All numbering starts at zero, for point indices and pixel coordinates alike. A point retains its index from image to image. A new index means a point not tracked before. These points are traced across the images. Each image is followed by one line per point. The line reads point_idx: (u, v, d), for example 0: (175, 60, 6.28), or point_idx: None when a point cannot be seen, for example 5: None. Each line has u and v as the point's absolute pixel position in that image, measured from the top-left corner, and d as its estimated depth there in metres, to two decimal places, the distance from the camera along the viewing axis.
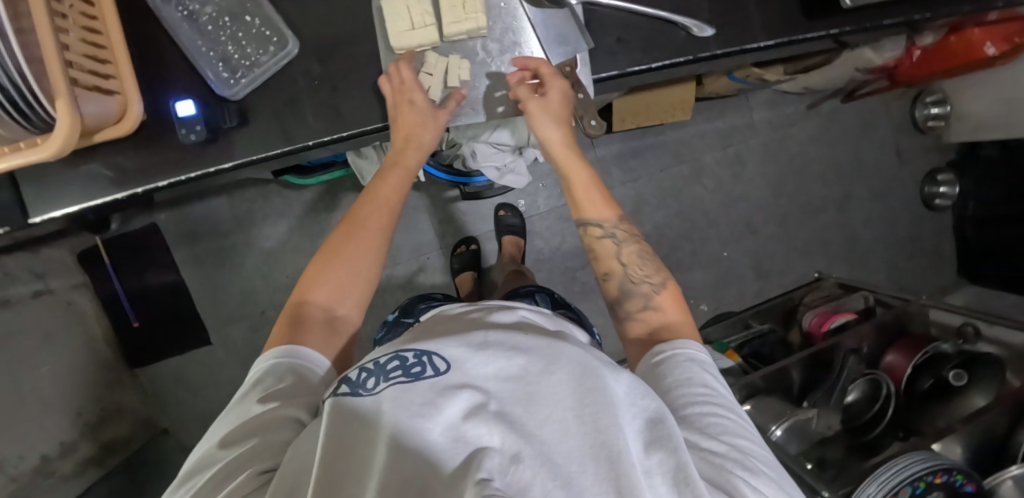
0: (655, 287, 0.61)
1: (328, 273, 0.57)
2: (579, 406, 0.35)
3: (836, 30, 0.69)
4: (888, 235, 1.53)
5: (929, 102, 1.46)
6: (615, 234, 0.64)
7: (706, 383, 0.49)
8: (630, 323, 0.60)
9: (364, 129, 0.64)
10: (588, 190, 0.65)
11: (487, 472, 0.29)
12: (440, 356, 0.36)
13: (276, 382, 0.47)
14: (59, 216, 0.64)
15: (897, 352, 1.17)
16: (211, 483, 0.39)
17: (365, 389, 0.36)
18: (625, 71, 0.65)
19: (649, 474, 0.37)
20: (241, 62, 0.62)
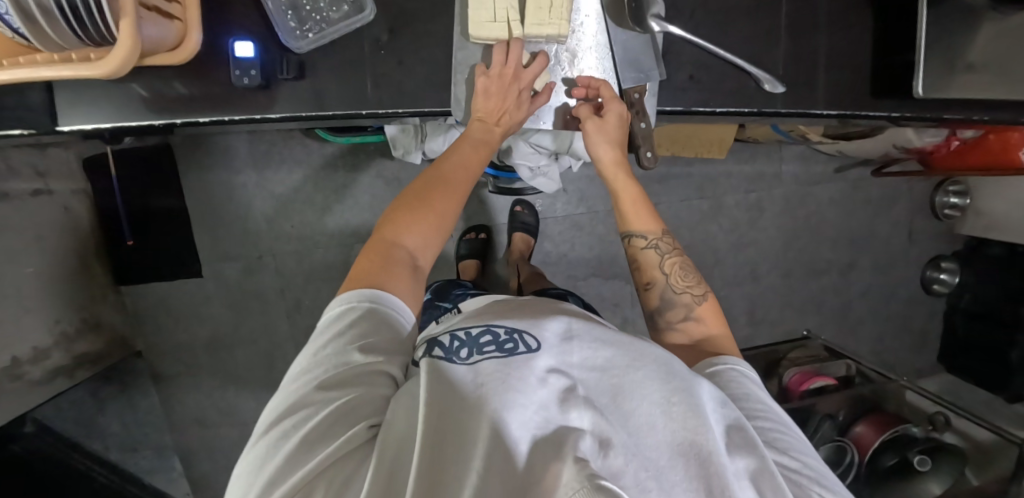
0: (696, 298, 0.62)
1: (415, 216, 0.54)
2: (667, 403, 0.37)
3: (897, 114, 0.69)
4: (881, 308, 1.56)
5: (951, 190, 1.48)
6: (659, 246, 0.64)
7: (765, 400, 0.50)
8: (670, 332, 0.61)
9: (423, 109, 0.63)
10: (638, 206, 0.66)
11: (584, 454, 0.32)
12: (529, 335, 0.39)
13: (368, 330, 0.44)
14: (88, 129, 0.63)
15: (867, 425, 1.19)
16: (319, 427, 0.37)
17: (458, 357, 0.39)
18: (690, 109, 0.66)
19: (739, 476, 0.37)
20: (311, 15, 0.61)
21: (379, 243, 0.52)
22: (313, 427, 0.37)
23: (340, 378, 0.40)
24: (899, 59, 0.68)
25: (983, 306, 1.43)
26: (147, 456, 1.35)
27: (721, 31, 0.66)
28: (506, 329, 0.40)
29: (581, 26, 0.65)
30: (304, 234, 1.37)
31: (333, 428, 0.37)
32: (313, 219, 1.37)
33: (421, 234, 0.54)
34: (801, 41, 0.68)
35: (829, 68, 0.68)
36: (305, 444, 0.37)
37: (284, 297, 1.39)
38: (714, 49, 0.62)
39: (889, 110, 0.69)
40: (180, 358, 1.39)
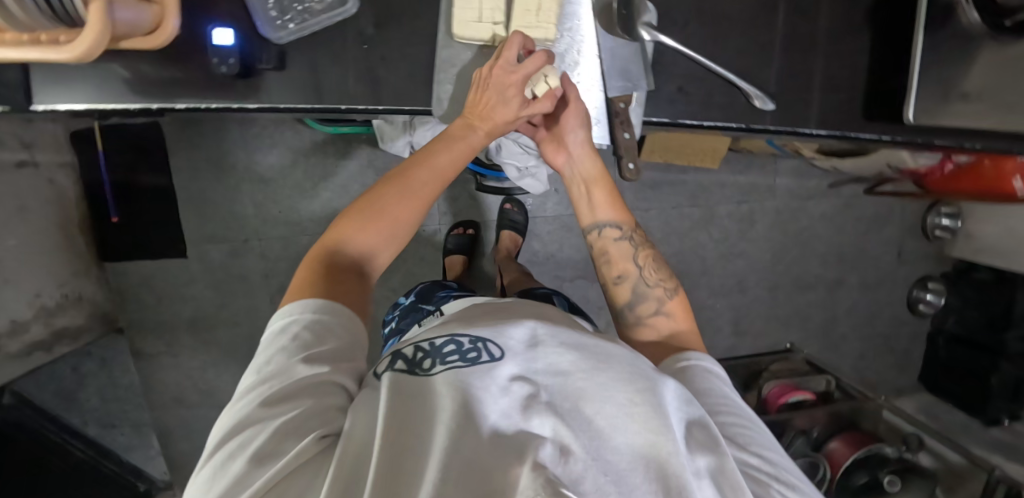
0: (668, 292, 0.62)
1: (365, 219, 0.55)
2: (631, 404, 0.37)
3: (889, 137, 0.68)
4: (865, 326, 1.56)
5: (943, 211, 1.47)
6: (632, 237, 0.65)
7: (727, 395, 0.50)
8: (639, 327, 0.60)
9: (405, 107, 0.62)
10: (601, 190, 0.66)
11: (542, 459, 0.31)
12: (493, 344, 0.39)
13: (317, 342, 0.44)
14: (63, 110, 0.61)
15: (840, 442, 1.20)
16: (267, 442, 0.37)
17: (421, 368, 0.39)
18: (676, 121, 0.65)
19: (699, 475, 0.36)
20: (292, 5, 0.59)
21: (324, 247, 0.54)
22: (262, 443, 0.37)
23: (287, 392, 0.40)
24: (892, 84, 0.67)
25: (966, 330, 1.43)
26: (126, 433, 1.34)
27: (714, 44, 0.65)
28: (470, 338, 0.40)
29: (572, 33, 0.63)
30: (292, 220, 1.36)
31: (280, 446, 0.36)
32: (302, 206, 1.36)
33: (369, 238, 0.55)
34: (794, 58, 0.67)
35: (823, 88, 0.67)
36: (256, 460, 0.36)
37: (268, 282, 1.39)
38: (705, 62, 0.61)
39: (882, 133, 0.68)
40: (162, 337, 1.38)
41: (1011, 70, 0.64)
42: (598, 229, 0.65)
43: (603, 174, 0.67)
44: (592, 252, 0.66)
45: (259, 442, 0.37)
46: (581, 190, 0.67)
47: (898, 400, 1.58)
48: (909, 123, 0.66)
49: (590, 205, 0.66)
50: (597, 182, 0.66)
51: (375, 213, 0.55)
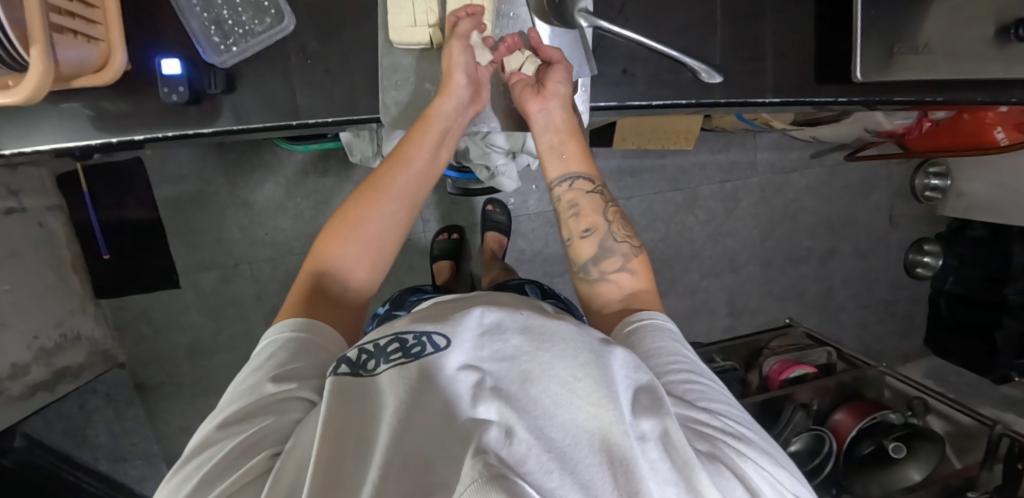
0: (633, 249, 0.62)
1: (352, 236, 0.58)
2: (575, 382, 0.37)
3: (844, 98, 0.68)
4: (864, 294, 1.55)
5: (932, 172, 1.46)
6: (601, 193, 0.64)
7: (681, 352, 0.51)
8: (602, 283, 0.60)
9: (351, 117, 0.62)
10: (573, 141, 0.64)
11: (485, 444, 0.32)
12: (438, 335, 0.38)
13: (288, 361, 0.47)
14: (29, 151, 0.62)
15: (846, 412, 1.18)
16: (223, 461, 0.40)
17: (367, 370, 0.39)
18: (623, 104, 0.65)
19: (643, 440, 0.37)
20: (235, 29, 0.60)
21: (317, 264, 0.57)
22: (220, 458, 0.40)
23: (249, 412, 0.43)
24: (840, 45, 0.67)
25: (966, 289, 1.41)
26: (137, 466, 1.37)
27: (655, 22, 0.65)
28: (415, 334, 0.40)
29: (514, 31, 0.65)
30: (279, 240, 1.38)
31: (233, 463, 0.39)
32: (288, 225, 1.37)
33: (357, 257, 0.58)
34: (740, 29, 0.67)
35: (774, 55, 0.67)
36: (206, 480, 0.39)
37: (261, 304, 1.41)
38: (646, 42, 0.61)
39: (837, 94, 0.68)
40: (163, 367, 1.40)
41: (962, 18, 0.63)
42: (568, 182, 0.63)
43: (577, 128, 0.65)
44: (557, 204, 0.64)
45: (218, 458, 0.40)
46: (554, 141, 0.64)
47: (905, 366, 1.56)
48: (859, 82, 0.65)
49: (562, 156, 0.64)
50: (569, 132, 0.64)
51: (362, 242, 0.58)
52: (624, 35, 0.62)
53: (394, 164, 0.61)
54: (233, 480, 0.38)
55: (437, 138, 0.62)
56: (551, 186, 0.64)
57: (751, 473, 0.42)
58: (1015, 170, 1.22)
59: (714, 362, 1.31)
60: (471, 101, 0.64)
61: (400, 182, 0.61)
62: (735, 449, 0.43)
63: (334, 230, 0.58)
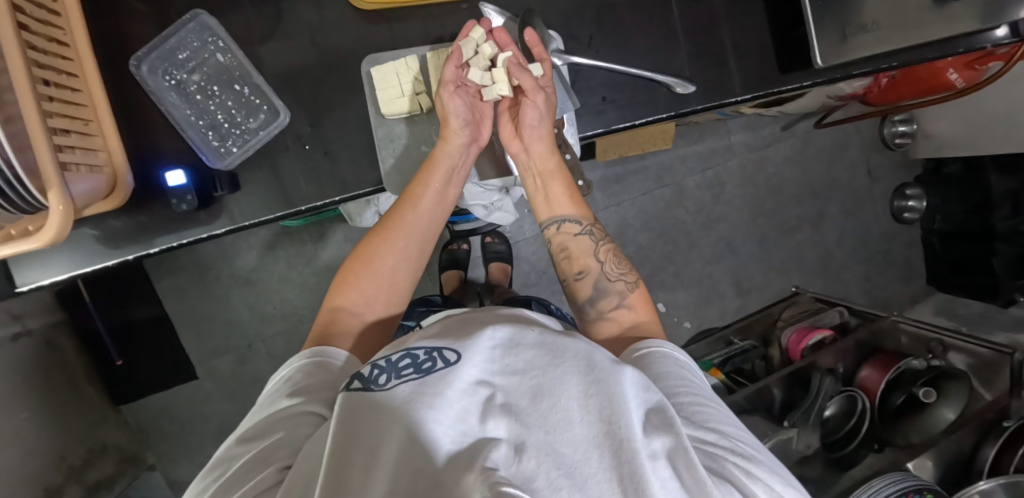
0: (629, 285, 0.64)
1: (364, 279, 0.59)
2: (586, 398, 0.38)
3: (809, 82, 0.72)
4: (861, 249, 1.59)
5: (897, 120, 1.52)
6: (593, 232, 0.66)
7: (686, 377, 0.52)
8: (602, 322, 0.62)
9: (354, 193, 0.65)
10: (559, 182, 0.66)
11: (497, 462, 0.33)
12: (449, 351, 0.40)
13: (304, 378, 0.49)
14: (47, 284, 0.62)
15: (872, 368, 1.19)
16: (240, 470, 0.41)
17: (377, 384, 0.40)
18: (609, 129, 0.68)
19: (654, 457, 0.38)
20: (231, 130, 0.63)
21: (334, 308, 0.58)
22: (236, 469, 0.41)
23: (267, 423, 0.45)
24: (794, 33, 0.71)
25: (957, 225, 1.47)
26: None
27: (624, 47, 0.69)
28: (425, 350, 0.41)
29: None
30: (288, 312, 1.39)
31: (249, 473, 0.40)
32: (294, 295, 1.38)
33: (382, 303, 0.59)
34: (701, 38, 0.70)
35: (736, 54, 0.71)
36: (222, 491, 0.40)
37: None
38: (618, 67, 0.65)
39: (802, 80, 0.72)
40: (196, 460, 1.38)
41: None
42: (557, 224, 0.66)
43: (563, 171, 0.67)
44: (551, 245, 0.67)
45: (233, 471, 0.42)
46: (539, 183, 0.67)
47: (915, 308, 1.59)
48: (820, 66, 0.69)
49: (547, 198, 0.67)
50: (553, 175, 0.66)
51: (378, 276, 0.59)
52: (596, 64, 0.66)
53: (402, 206, 0.61)
54: (247, 490, 0.39)
55: (445, 177, 0.64)
56: (544, 227, 0.67)
57: (759, 492, 0.43)
58: (980, 106, 1.28)
59: (733, 345, 1.37)
60: (473, 141, 0.66)
61: (411, 219, 0.61)
62: (740, 456, 0.44)
63: (350, 271, 0.60)
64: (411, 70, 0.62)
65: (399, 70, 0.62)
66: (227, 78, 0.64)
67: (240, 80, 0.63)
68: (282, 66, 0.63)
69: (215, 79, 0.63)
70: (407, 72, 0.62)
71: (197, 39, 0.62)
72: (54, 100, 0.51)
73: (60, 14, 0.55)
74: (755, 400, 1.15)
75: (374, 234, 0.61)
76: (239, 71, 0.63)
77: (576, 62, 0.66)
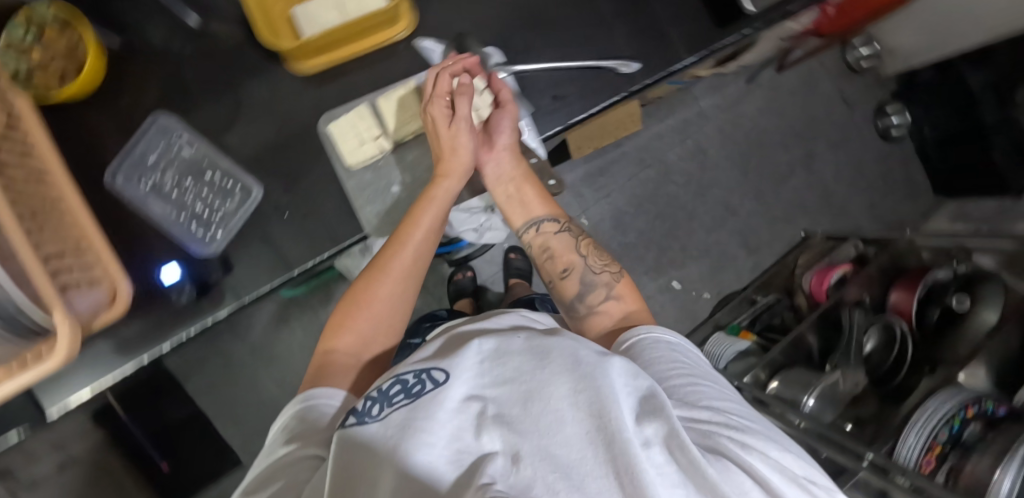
0: (614, 276, 0.64)
1: (355, 319, 0.60)
2: (573, 398, 0.38)
3: (748, 30, 0.72)
4: (859, 177, 1.57)
5: (857, 45, 1.51)
6: (570, 230, 0.68)
7: (680, 359, 0.52)
8: (595, 316, 0.61)
9: (339, 246, 0.66)
10: (529, 188, 0.68)
11: (492, 475, 0.33)
12: (438, 371, 0.41)
13: (298, 424, 0.49)
14: (72, 403, 0.63)
15: (900, 290, 1.16)
16: None
17: (371, 415, 0.41)
18: (567, 124, 0.70)
19: (648, 443, 0.37)
20: (212, 217, 0.64)
21: (325, 352, 0.58)
22: None
23: (275, 469, 0.45)
24: None
25: (946, 130, 1.46)
26: None
27: (560, 45, 0.70)
28: (413, 373, 0.42)
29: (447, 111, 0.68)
30: None
31: None
32: None
33: (377, 338, 0.60)
34: (634, 18, 0.72)
35: (673, 24, 0.72)
36: None
37: None
38: (560, 65, 0.67)
39: (739, 31, 0.72)
40: None
41: None
42: (535, 226, 0.67)
43: (530, 176, 0.68)
44: (532, 254, 0.68)
45: None
46: (512, 188, 0.68)
47: (930, 222, 1.56)
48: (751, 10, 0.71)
49: (522, 203, 0.67)
50: (525, 180, 0.67)
51: (370, 315, 0.60)
52: (538, 68, 0.67)
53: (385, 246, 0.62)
54: None
55: (433, 212, 0.64)
56: (520, 234, 0.67)
57: (762, 465, 0.40)
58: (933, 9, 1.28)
59: (757, 303, 1.36)
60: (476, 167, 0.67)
61: (402, 254, 0.62)
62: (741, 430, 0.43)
63: (341, 313, 0.60)
64: (365, 117, 0.62)
65: (354, 119, 0.62)
66: (197, 168, 0.65)
67: (210, 167, 0.65)
68: (247, 146, 0.65)
69: (187, 171, 0.65)
70: (362, 120, 0.62)
71: (162, 141, 0.64)
72: (43, 228, 0.54)
73: (32, 149, 0.59)
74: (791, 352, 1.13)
75: (358, 278, 0.63)
76: (207, 159, 0.65)
77: (519, 70, 0.67)
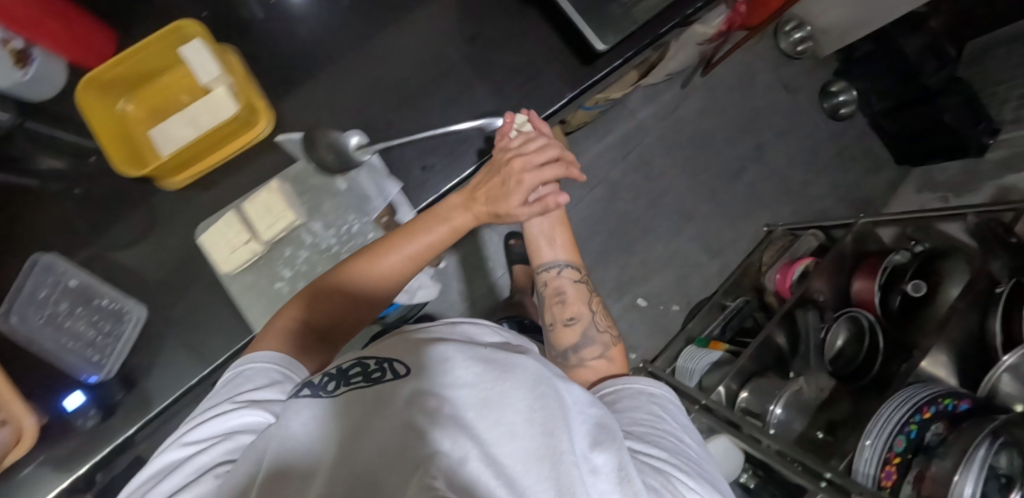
0: (612, 339, 0.65)
1: (327, 302, 0.57)
2: (529, 408, 0.33)
3: (620, 59, 0.65)
4: (816, 161, 1.53)
5: (789, 29, 1.50)
6: (583, 283, 0.69)
7: (658, 411, 0.50)
8: (579, 368, 0.62)
9: (233, 348, 0.66)
10: (562, 230, 0.70)
11: (432, 471, 0.29)
12: (400, 363, 0.38)
13: (255, 383, 0.46)
14: None
15: (862, 278, 1.11)
16: (180, 479, 0.38)
17: (326, 391, 0.39)
18: (440, 193, 0.65)
19: (594, 471, 0.34)
20: (103, 340, 0.65)
21: (283, 323, 0.55)
22: (173, 483, 0.38)
23: (208, 432, 0.41)
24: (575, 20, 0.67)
25: (896, 99, 1.41)
26: None
27: (416, 114, 0.67)
28: (376, 359, 0.40)
29: (319, 200, 0.66)
30: None
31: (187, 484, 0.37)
32: None
33: (337, 324, 0.58)
34: (490, 72, 0.68)
35: (541, 69, 0.68)
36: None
37: None
38: (418, 136, 0.63)
39: (612, 61, 0.65)
40: None
41: None
42: (556, 269, 0.69)
43: (564, 223, 0.72)
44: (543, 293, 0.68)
45: (170, 483, 0.38)
46: (548, 227, 0.70)
47: (899, 194, 1.51)
48: (605, 46, 0.63)
49: (551, 241, 0.69)
50: (559, 223, 0.70)
51: (346, 301, 0.57)
52: (397, 142, 0.63)
53: (387, 242, 0.59)
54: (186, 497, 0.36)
55: (444, 235, 0.59)
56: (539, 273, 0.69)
57: None
58: None
59: (726, 308, 1.32)
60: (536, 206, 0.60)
61: (392, 261, 0.58)
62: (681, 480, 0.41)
63: (317, 288, 0.58)
64: (232, 223, 0.62)
65: (223, 227, 0.62)
66: (86, 295, 0.67)
67: (98, 294, 0.66)
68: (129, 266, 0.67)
69: (78, 300, 0.67)
70: (231, 227, 0.62)
71: (48, 279, 0.66)
72: None
73: None
74: (759, 360, 1.09)
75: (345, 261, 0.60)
76: (93, 286, 0.67)
77: (380, 148, 0.63)
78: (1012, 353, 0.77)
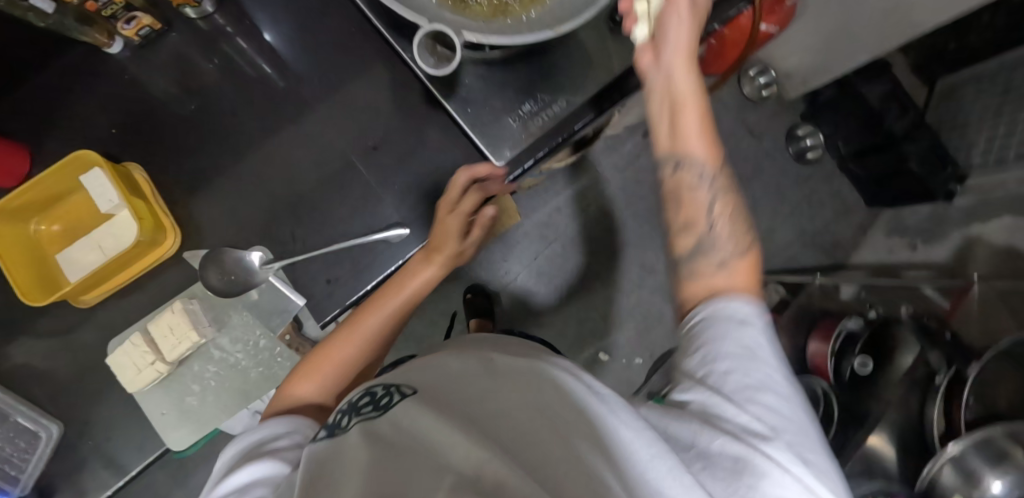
0: (744, 255, 0.45)
1: (321, 368, 0.56)
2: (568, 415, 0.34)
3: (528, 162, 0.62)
4: (783, 205, 1.51)
5: (754, 74, 1.47)
6: (719, 185, 0.47)
7: (765, 340, 0.38)
8: (691, 291, 0.44)
9: (143, 463, 0.68)
10: (692, 111, 0.48)
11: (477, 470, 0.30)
12: (406, 387, 0.40)
13: (259, 444, 0.43)
14: None
15: (817, 340, 1.08)
16: None
17: (339, 425, 0.37)
18: (346, 306, 0.66)
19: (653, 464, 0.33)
20: (21, 456, 0.67)
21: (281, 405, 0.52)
22: None
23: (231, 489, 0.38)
24: None
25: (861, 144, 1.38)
26: None
27: (330, 226, 0.69)
28: (383, 387, 0.41)
29: (227, 314, 0.71)
30: None
31: None
32: None
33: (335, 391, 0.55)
34: (398, 180, 0.68)
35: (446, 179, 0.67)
36: None
37: None
38: (318, 254, 0.64)
39: (520, 164, 0.63)
40: None
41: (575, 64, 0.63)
42: (679, 162, 0.47)
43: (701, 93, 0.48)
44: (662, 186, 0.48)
45: None
46: (667, 108, 0.48)
47: (869, 238, 1.49)
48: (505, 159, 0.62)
49: (676, 128, 0.48)
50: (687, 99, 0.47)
51: (342, 363, 0.57)
52: (299, 259, 0.65)
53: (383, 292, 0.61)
54: None
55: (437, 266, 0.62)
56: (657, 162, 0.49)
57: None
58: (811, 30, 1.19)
59: None
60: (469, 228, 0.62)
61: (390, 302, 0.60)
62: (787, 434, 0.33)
63: (311, 362, 0.56)
64: (137, 346, 0.64)
65: (127, 350, 0.64)
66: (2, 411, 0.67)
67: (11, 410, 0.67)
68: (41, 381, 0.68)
69: None
70: (136, 350, 0.64)
71: None
72: None
73: None
74: None
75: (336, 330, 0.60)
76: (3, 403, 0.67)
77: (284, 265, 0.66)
78: (955, 441, 0.75)
